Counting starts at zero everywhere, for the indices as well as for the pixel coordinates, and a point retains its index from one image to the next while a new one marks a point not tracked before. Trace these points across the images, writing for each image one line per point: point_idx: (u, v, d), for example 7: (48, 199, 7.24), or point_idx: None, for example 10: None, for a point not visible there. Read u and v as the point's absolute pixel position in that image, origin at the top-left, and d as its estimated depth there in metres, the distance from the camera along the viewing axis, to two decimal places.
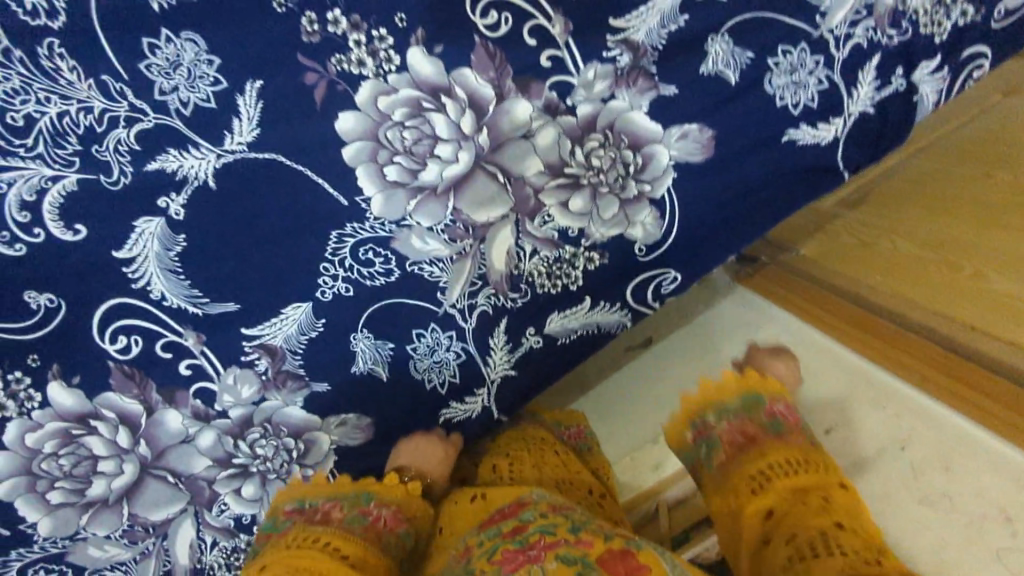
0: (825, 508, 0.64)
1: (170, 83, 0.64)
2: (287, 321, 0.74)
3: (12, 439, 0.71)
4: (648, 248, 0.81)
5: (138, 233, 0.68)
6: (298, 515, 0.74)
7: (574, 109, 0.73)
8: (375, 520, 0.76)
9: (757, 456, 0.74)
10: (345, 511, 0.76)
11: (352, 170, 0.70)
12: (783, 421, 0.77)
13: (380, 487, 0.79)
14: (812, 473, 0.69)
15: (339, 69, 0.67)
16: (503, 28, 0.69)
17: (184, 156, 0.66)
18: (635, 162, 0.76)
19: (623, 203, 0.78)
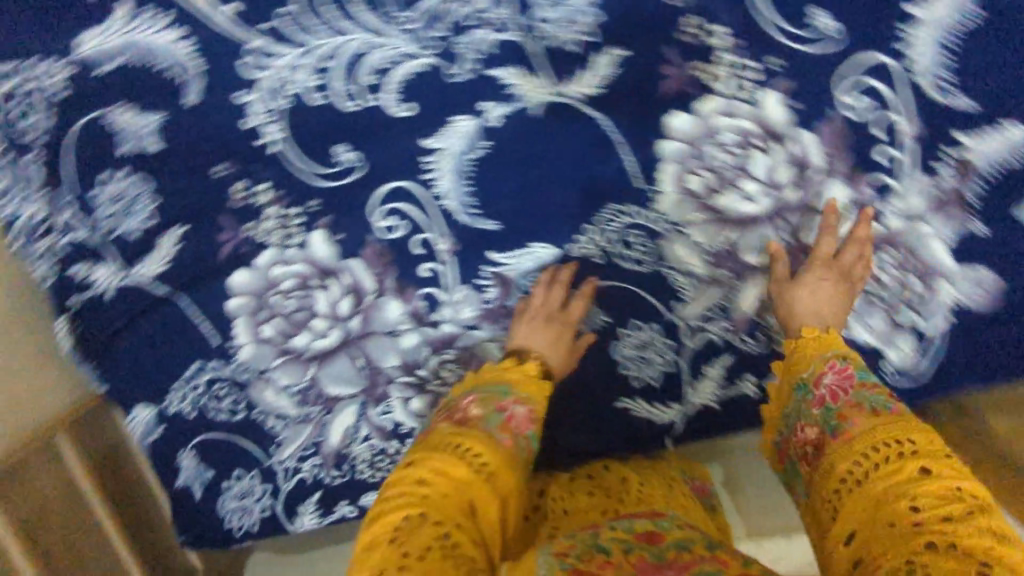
0: (912, 521, 0.47)
1: (550, 15, 0.70)
2: (531, 257, 0.78)
3: (262, 263, 0.77)
4: (895, 375, 0.77)
5: (450, 128, 0.73)
6: (444, 423, 0.61)
7: (883, 215, 0.74)
8: (467, 407, 0.62)
9: (845, 444, 0.54)
10: (484, 407, 0.62)
11: (659, 164, 0.74)
12: (839, 400, 0.58)
13: (519, 384, 0.65)
14: (899, 459, 0.51)
15: (695, 75, 0.71)
16: (863, 113, 0.71)
17: (523, 80, 0.71)
18: (917, 290, 0.75)
19: (890, 324, 0.76)
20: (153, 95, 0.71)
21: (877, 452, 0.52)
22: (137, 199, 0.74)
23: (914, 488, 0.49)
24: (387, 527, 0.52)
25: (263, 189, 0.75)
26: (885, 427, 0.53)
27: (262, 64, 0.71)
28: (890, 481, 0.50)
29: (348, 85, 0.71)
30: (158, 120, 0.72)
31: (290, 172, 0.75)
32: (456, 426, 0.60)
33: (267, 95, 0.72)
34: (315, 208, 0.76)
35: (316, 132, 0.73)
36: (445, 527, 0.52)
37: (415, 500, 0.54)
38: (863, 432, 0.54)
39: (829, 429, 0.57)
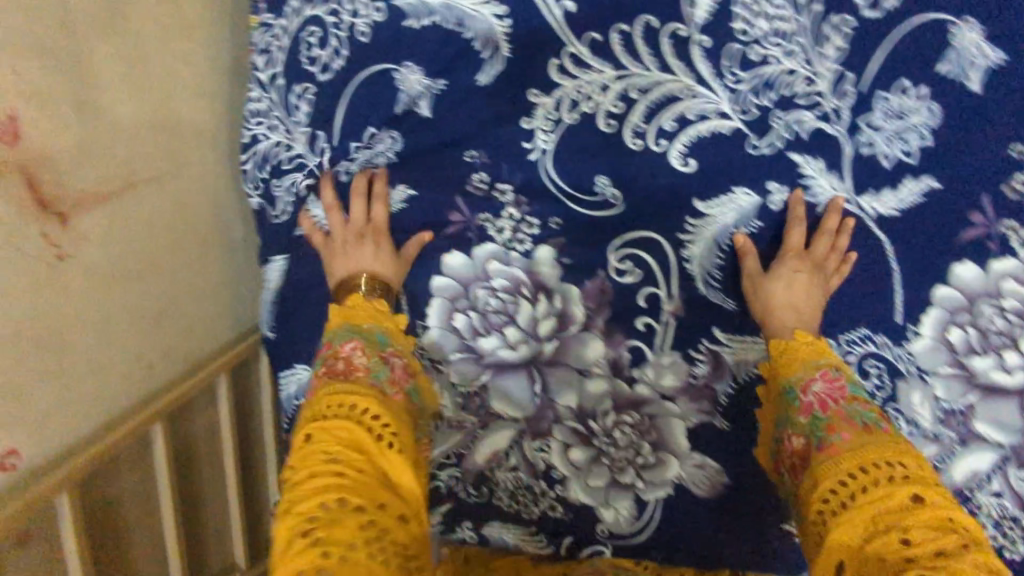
0: (904, 553, 0.47)
1: (882, 124, 0.66)
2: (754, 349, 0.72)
3: (482, 255, 0.71)
4: None
5: (730, 199, 0.69)
6: (319, 378, 0.59)
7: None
8: (353, 360, 0.59)
9: (824, 464, 0.54)
10: (371, 359, 0.60)
11: (928, 306, 0.69)
12: (828, 409, 0.57)
13: (395, 331, 0.65)
14: (873, 493, 0.50)
15: (1005, 233, 0.66)
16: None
17: (825, 178, 0.68)
18: None
19: None
20: (445, 62, 0.66)
21: (887, 469, 0.51)
22: (382, 155, 0.69)
23: (911, 514, 0.49)
24: (290, 496, 0.50)
25: (509, 191, 0.70)
26: (869, 442, 0.54)
27: (568, 72, 0.66)
28: (890, 506, 0.50)
29: (645, 122, 0.67)
30: (441, 87, 0.67)
31: (546, 185, 0.69)
32: (341, 380, 0.57)
33: (561, 103, 0.67)
34: (555, 227, 0.71)
35: (591, 152, 0.68)
36: (363, 512, 0.49)
37: (311, 463, 0.51)
38: (835, 460, 0.53)
39: (816, 440, 0.56)
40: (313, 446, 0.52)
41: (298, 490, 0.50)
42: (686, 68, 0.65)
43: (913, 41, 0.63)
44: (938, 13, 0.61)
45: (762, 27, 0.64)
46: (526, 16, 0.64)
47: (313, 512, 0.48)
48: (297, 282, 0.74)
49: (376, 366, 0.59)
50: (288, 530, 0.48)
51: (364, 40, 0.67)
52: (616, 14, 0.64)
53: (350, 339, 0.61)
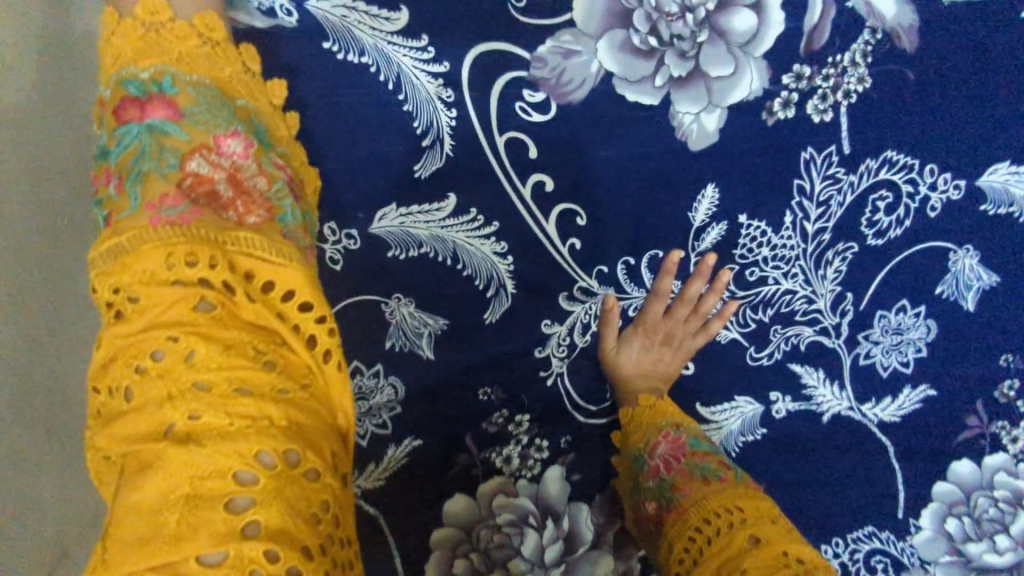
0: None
1: (880, 338, 0.65)
2: None
3: (483, 489, 0.64)
4: None
5: (735, 407, 0.68)
6: (190, 202, 0.41)
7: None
8: (231, 165, 0.44)
9: (678, 524, 0.54)
10: (271, 182, 0.46)
11: (929, 499, 0.70)
12: (673, 470, 0.58)
13: (227, 88, 0.48)
14: (716, 545, 0.51)
15: (995, 431, 0.68)
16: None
17: (826, 387, 0.67)
18: None
19: None
20: (450, 296, 0.62)
21: (725, 517, 0.52)
22: (380, 405, 0.63)
23: (754, 555, 0.49)
24: (184, 407, 0.35)
25: (525, 420, 0.65)
26: (717, 493, 0.54)
27: (579, 299, 0.64)
28: (730, 552, 0.50)
29: None
30: (438, 323, 0.62)
31: (556, 405, 0.66)
32: (207, 215, 0.41)
33: (574, 329, 0.65)
34: (565, 444, 0.66)
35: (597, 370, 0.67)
36: (269, 441, 0.36)
37: (165, 325, 0.37)
38: (684, 516, 0.54)
39: (667, 499, 0.56)
40: (167, 311, 0.37)
41: (183, 386, 0.36)
42: (712, 292, 0.64)
43: (913, 265, 0.63)
44: (933, 240, 0.63)
45: (764, 252, 0.63)
46: (528, 252, 0.62)
47: (204, 440, 0.35)
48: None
49: (278, 200, 0.45)
50: (178, 453, 0.34)
51: (337, 268, 0.61)
52: (625, 246, 0.63)
53: (165, 95, 0.44)
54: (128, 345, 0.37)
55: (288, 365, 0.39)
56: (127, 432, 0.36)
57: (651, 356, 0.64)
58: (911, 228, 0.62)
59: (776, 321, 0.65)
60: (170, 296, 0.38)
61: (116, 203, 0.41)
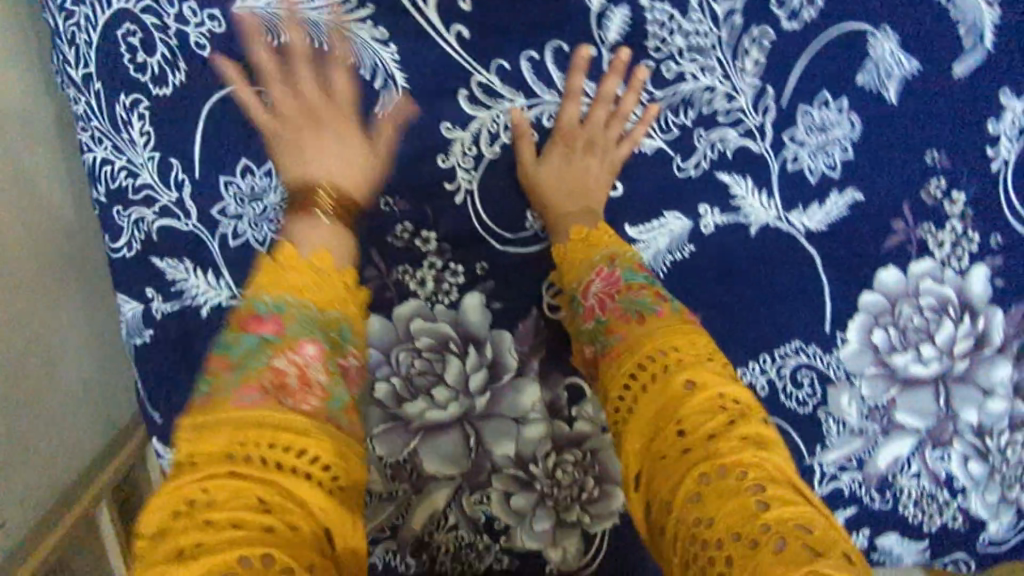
0: (687, 450, 0.42)
1: (804, 138, 0.63)
2: None
3: (402, 316, 0.67)
4: (986, 544, 0.76)
5: (659, 224, 0.65)
6: (260, 387, 0.41)
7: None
8: (309, 371, 0.43)
9: (608, 374, 0.49)
10: (331, 373, 0.44)
11: (854, 310, 0.68)
12: (607, 309, 0.52)
13: (324, 303, 0.47)
14: (647, 393, 0.46)
15: (922, 235, 0.67)
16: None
17: (752, 195, 0.64)
18: None
19: (1003, 500, 0.74)
20: None
21: (667, 363, 0.46)
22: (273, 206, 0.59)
23: (699, 404, 0.43)
24: (194, 528, 0.36)
25: (432, 238, 0.65)
26: (651, 331, 0.48)
27: (480, 101, 0.60)
28: (672, 397, 0.44)
29: None
30: None
31: (467, 227, 0.64)
32: (263, 394, 0.41)
33: (480, 137, 0.61)
34: (481, 271, 0.66)
35: (510, 191, 0.63)
36: (252, 547, 0.35)
37: (206, 471, 0.38)
38: (617, 362, 0.48)
39: (598, 342, 0.51)
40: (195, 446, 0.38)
41: (199, 514, 0.36)
42: (630, 91, 0.61)
43: (831, 55, 0.61)
44: (857, 23, 0.61)
45: (678, 43, 0.60)
46: (423, 55, 0.59)
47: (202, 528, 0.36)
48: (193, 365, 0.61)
49: (333, 387, 0.43)
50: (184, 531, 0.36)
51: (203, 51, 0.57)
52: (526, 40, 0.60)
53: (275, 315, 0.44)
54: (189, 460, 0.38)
55: (308, 508, 0.38)
56: (159, 515, 0.37)
57: (569, 174, 0.61)
58: (826, 9, 0.61)
59: (697, 122, 0.62)
60: (213, 453, 0.38)
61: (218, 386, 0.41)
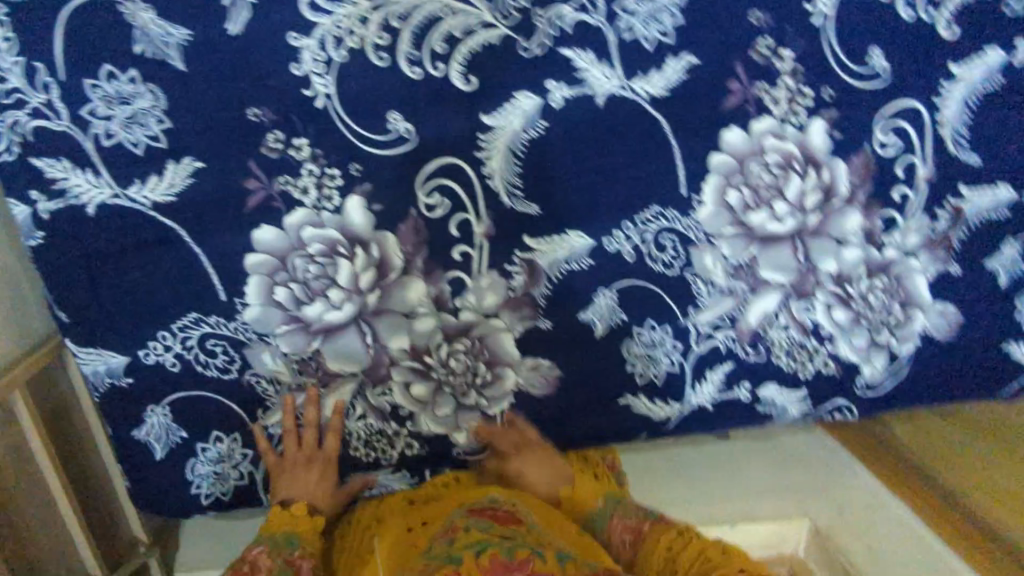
0: (639, 554, 0.61)
1: (634, 7, 0.69)
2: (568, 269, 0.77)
3: (292, 222, 0.71)
4: (863, 389, 0.84)
5: (512, 105, 0.70)
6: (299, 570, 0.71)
7: (885, 246, 0.79)
8: (257, 561, 0.70)
9: (702, 563, 0.66)
10: (276, 575, 0.69)
11: (706, 173, 0.75)
12: (670, 547, 0.69)
13: (296, 567, 0.71)
14: (721, 569, 0.64)
15: (759, 94, 0.73)
16: (891, 151, 0.76)
17: (595, 67, 0.70)
18: (899, 318, 0.82)
19: (871, 344, 0.83)
20: (199, 11, 0.65)
21: (565, 544, 0.66)
22: (145, 110, 0.67)
23: (633, 532, 0.63)
24: None
25: (304, 146, 0.69)
26: (660, 541, 0.71)
27: (323, 9, 0.66)
28: None
29: (417, 50, 0.68)
30: (182, 32, 0.65)
31: (335, 132, 0.69)
32: (241, 574, 0.69)
33: (325, 41, 0.67)
34: (358, 173, 0.71)
35: (371, 95, 0.69)
36: None
37: None
38: (734, 556, 0.65)
39: (698, 566, 0.65)
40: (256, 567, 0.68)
41: None
42: None
43: None
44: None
45: None
46: None
47: None
48: (92, 261, 0.70)
49: (292, 573, 0.70)
50: None
51: None
52: None
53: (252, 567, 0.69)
54: None
55: None
56: None
57: (535, 467, 0.78)
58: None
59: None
60: None
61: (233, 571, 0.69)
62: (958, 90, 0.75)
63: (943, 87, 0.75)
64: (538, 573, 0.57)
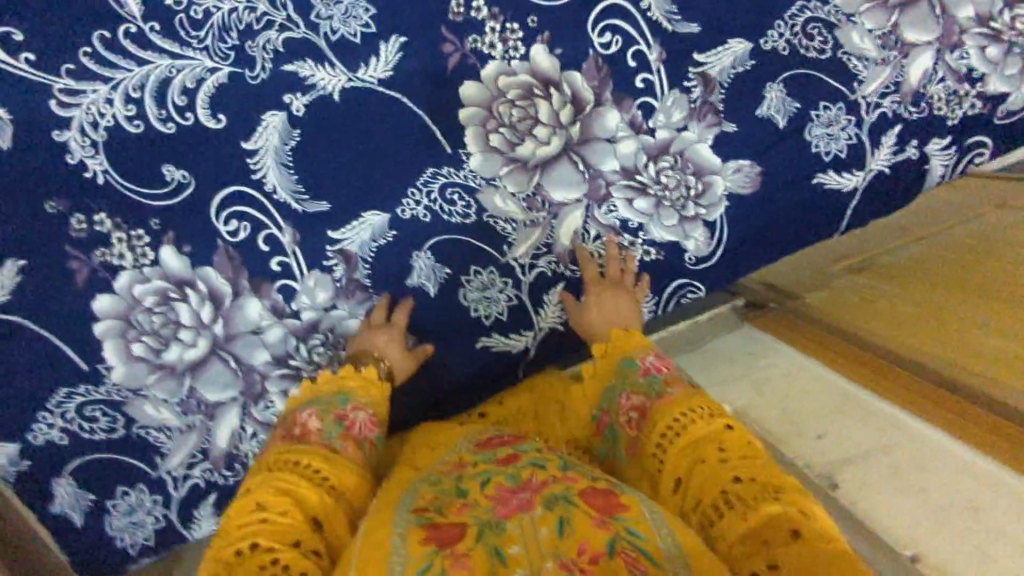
0: (722, 461, 0.61)
1: (328, 12, 0.79)
2: (377, 245, 0.86)
3: (122, 285, 0.81)
4: (694, 263, 0.92)
5: (264, 126, 0.81)
6: (289, 440, 0.71)
7: (653, 129, 0.88)
8: (310, 420, 0.72)
9: (652, 427, 0.68)
10: (323, 419, 0.73)
11: (463, 128, 0.85)
12: (656, 374, 0.73)
13: (336, 387, 0.77)
14: (689, 428, 0.66)
15: (473, 46, 0.83)
16: (614, 47, 0.85)
17: (319, 70, 0.80)
18: (696, 187, 0.90)
19: (682, 220, 0.90)
20: None
21: (687, 417, 0.66)
22: None
23: (722, 441, 0.63)
24: (251, 507, 0.61)
25: (105, 218, 0.79)
26: (700, 431, 0.65)
27: (70, 103, 0.76)
28: (740, 484, 0.59)
29: (161, 109, 0.78)
30: None
31: (125, 199, 0.79)
32: (293, 443, 0.70)
33: (85, 129, 0.77)
34: (159, 226, 0.81)
35: (143, 158, 0.79)
36: (290, 539, 0.58)
37: (259, 509, 0.60)
38: (669, 405, 0.69)
39: (653, 394, 0.71)
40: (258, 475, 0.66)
41: (264, 522, 0.59)
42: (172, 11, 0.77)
43: None
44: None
45: None
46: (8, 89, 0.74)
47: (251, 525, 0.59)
48: None
49: (328, 428, 0.72)
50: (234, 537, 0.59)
51: None
52: (78, 41, 0.75)
53: (307, 408, 0.74)
54: (239, 515, 0.60)
55: (298, 518, 0.60)
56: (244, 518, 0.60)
57: (610, 308, 0.83)
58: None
59: (237, 35, 0.78)
60: (240, 507, 0.61)
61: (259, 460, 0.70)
62: None
63: None
64: (545, 509, 0.57)
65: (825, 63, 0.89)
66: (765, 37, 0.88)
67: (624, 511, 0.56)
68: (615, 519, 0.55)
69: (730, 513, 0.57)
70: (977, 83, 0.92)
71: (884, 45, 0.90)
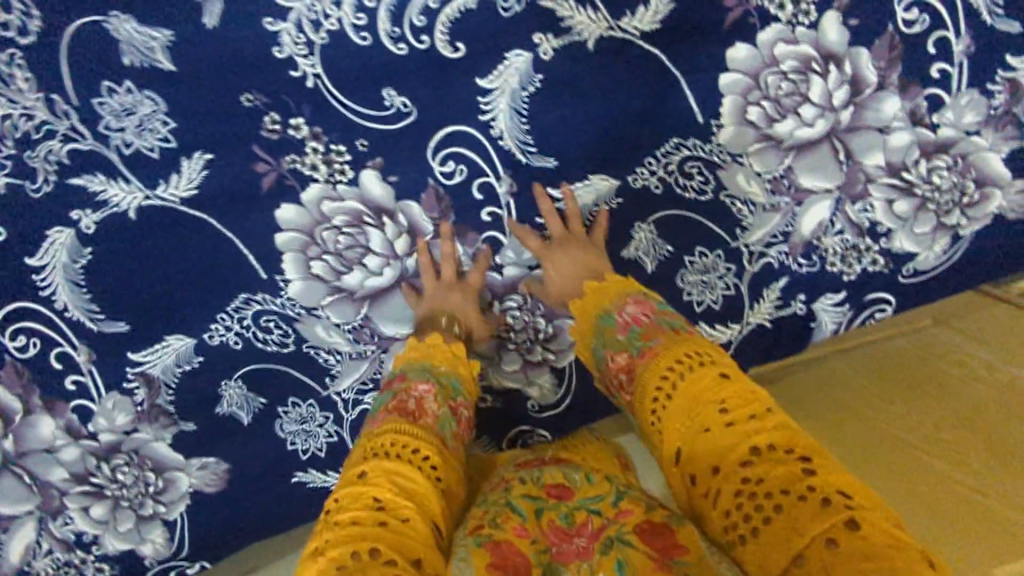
0: (728, 425, 0.51)
1: (119, 123, 0.70)
2: (180, 369, 0.79)
3: None
4: (538, 411, 0.83)
5: (50, 243, 0.73)
6: (390, 414, 0.61)
7: (501, 266, 0.78)
8: (423, 399, 0.63)
9: (644, 379, 0.59)
10: (439, 402, 0.63)
11: (280, 254, 0.76)
12: (642, 323, 0.64)
13: (437, 360, 0.68)
14: (700, 379, 0.55)
15: (292, 167, 0.73)
16: (457, 177, 0.75)
17: (110, 186, 0.72)
18: (547, 330, 0.81)
19: (527, 364, 0.81)
20: None
21: (679, 368, 0.57)
22: None
23: (726, 394, 0.53)
24: (326, 534, 0.49)
25: None
26: (695, 378, 0.55)
27: None
28: (759, 458, 0.48)
29: None
30: None
31: None
32: (405, 419, 0.60)
33: None
34: None
35: None
36: (384, 543, 0.47)
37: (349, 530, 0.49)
38: (654, 361, 0.59)
39: (635, 351, 0.62)
40: (353, 463, 0.56)
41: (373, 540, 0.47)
42: None
43: (83, 44, 0.69)
44: (77, 20, 0.68)
45: None
46: None
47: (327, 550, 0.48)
48: None
49: (443, 417, 0.62)
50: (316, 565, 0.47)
51: None
52: None
53: (395, 374, 0.66)
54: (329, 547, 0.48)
55: (402, 522, 0.50)
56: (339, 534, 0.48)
57: (579, 263, 0.72)
58: (43, 17, 0.68)
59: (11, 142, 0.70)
60: (313, 545, 0.49)
61: (364, 431, 0.60)
62: (501, 102, 0.73)
63: (482, 104, 0.73)
64: (602, 557, 0.53)
65: (704, 206, 0.78)
66: (635, 174, 0.76)
67: (684, 553, 0.51)
68: (677, 564, 0.50)
69: (773, 519, 0.45)
70: (883, 237, 0.80)
71: (775, 190, 0.78)
